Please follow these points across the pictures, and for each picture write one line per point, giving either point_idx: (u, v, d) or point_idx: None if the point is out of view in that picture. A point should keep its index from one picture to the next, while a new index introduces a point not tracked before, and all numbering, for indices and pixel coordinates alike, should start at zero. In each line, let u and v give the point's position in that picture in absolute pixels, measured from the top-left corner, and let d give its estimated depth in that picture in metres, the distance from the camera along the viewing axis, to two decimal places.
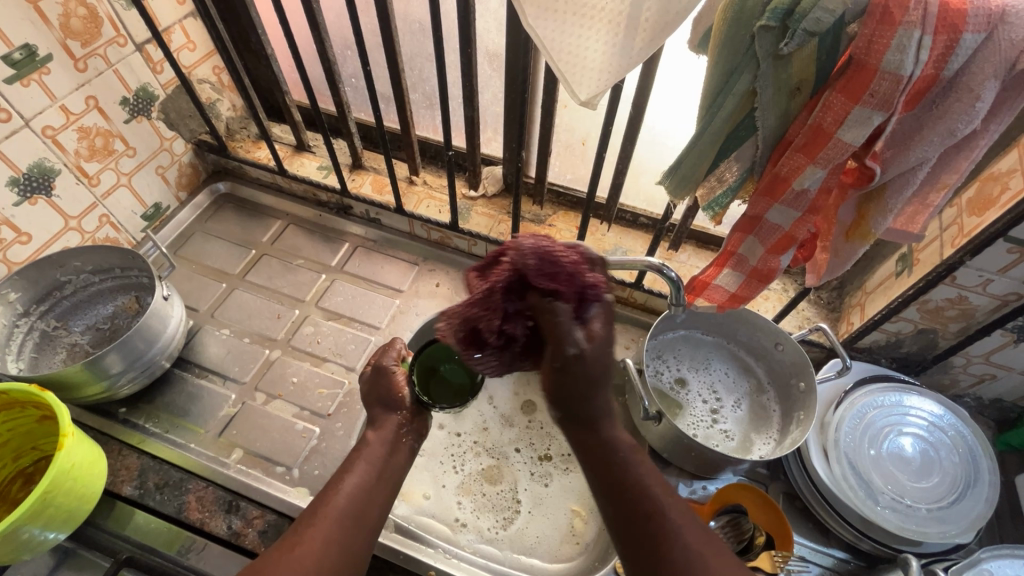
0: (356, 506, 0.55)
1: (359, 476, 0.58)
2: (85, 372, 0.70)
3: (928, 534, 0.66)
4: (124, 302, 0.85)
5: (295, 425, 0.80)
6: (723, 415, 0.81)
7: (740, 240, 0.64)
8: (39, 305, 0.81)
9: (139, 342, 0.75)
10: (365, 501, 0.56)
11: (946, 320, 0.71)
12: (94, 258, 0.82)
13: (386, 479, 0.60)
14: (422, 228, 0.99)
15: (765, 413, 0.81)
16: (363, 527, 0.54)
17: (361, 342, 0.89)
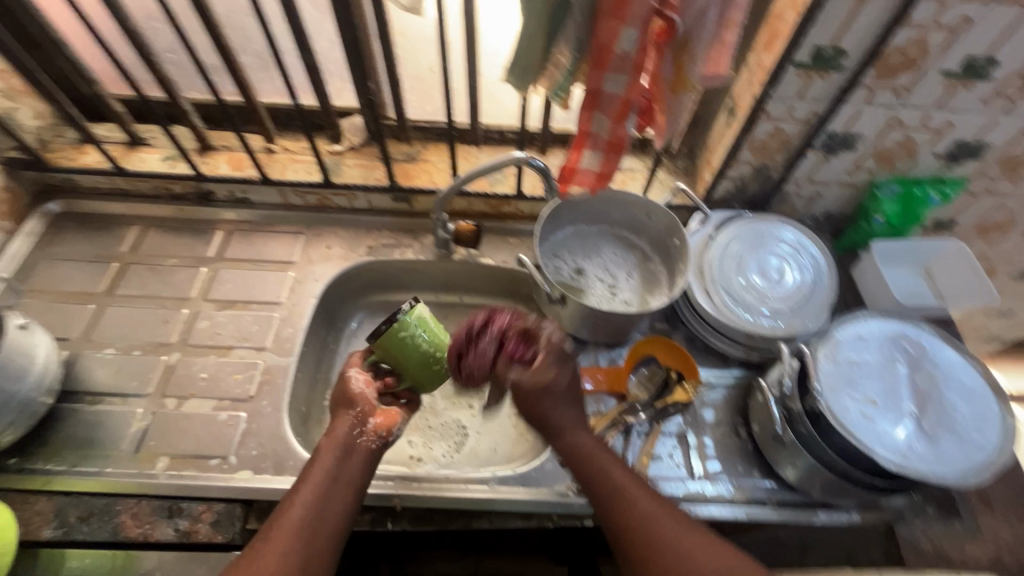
0: (311, 518, 0.57)
1: (313, 486, 0.60)
2: None
3: (796, 329, 0.78)
4: None
5: (218, 416, 0.77)
6: (621, 288, 0.89)
7: (589, 118, 0.70)
8: None
9: (4, 382, 0.67)
10: (324, 503, 0.59)
11: (772, 153, 0.83)
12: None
13: (343, 482, 0.62)
14: (295, 195, 0.96)
15: (654, 277, 0.90)
16: (320, 531, 0.57)
17: (264, 320, 0.86)
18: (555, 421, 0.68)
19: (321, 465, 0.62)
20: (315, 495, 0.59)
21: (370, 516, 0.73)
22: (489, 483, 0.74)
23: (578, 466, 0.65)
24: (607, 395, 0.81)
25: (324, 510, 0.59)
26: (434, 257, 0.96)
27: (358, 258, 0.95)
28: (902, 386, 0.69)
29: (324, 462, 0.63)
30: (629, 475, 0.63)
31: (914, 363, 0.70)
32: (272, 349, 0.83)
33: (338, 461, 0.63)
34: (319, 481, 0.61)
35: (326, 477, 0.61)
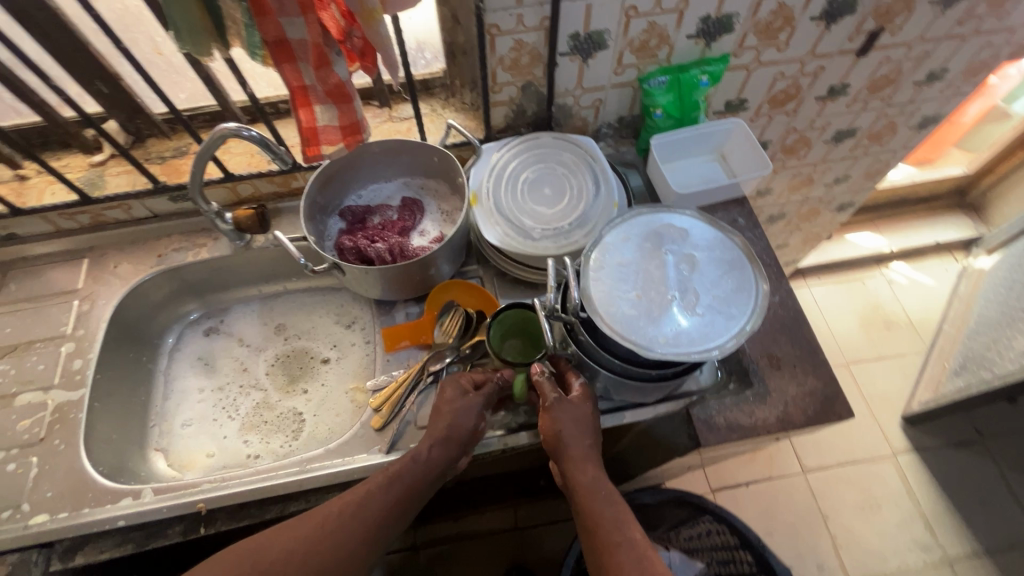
0: (370, 517, 0.59)
1: (397, 480, 0.61)
2: None
3: (577, 241, 0.77)
4: None
5: (7, 466, 0.73)
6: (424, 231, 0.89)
7: (293, 71, 0.65)
8: None
9: None
10: (388, 516, 0.60)
11: (528, 68, 0.80)
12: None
13: (414, 495, 0.62)
14: (63, 218, 0.89)
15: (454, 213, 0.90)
16: (370, 531, 0.59)
17: (51, 356, 0.82)
18: (574, 448, 0.65)
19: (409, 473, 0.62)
20: (371, 504, 0.60)
21: (181, 528, 0.70)
22: (298, 466, 0.73)
23: (570, 457, 0.64)
24: (415, 349, 0.82)
25: (362, 523, 0.58)
26: (231, 250, 0.91)
27: (149, 270, 0.90)
28: (667, 275, 0.69)
29: (403, 470, 0.62)
30: (629, 522, 0.61)
31: (680, 252, 0.71)
32: (61, 385, 0.79)
33: (425, 475, 0.63)
34: (382, 490, 0.61)
35: (393, 485, 0.61)
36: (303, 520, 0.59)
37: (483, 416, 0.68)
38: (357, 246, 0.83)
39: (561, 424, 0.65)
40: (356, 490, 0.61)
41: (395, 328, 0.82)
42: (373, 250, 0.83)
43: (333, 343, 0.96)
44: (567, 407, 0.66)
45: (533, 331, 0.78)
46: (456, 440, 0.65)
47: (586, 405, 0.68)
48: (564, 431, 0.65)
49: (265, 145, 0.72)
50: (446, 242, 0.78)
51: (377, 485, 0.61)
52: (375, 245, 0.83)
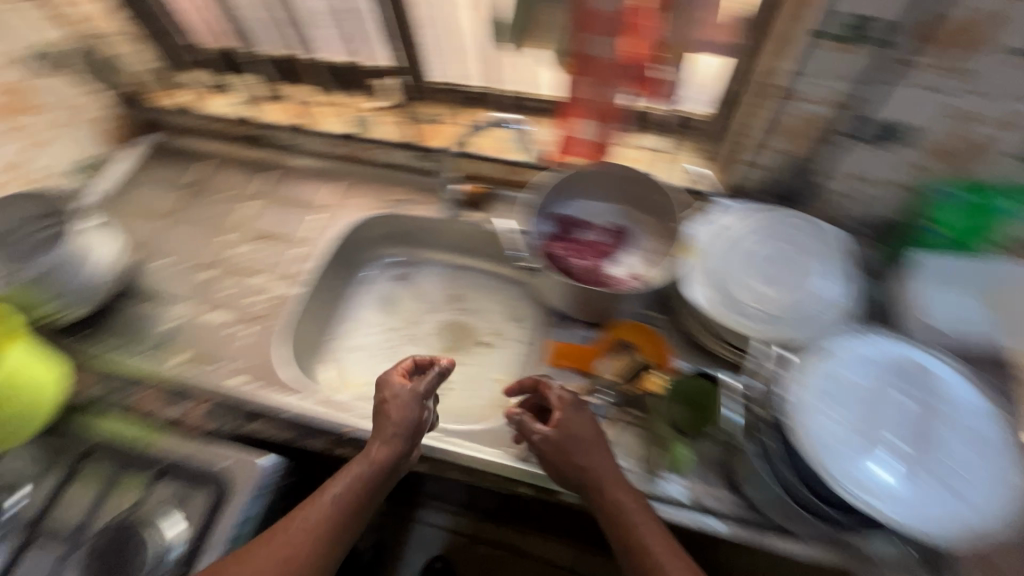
0: (334, 520, 0.61)
1: (352, 484, 0.64)
2: (26, 294, 0.79)
3: (792, 335, 0.70)
4: None
5: (232, 326, 0.89)
6: (619, 263, 0.86)
7: (580, 84, 0.75)
8: None
9: (72, 269, 0.83)
10: (348, 514, 0.62)
11: (803, 138, 0.75)
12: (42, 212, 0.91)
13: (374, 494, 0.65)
14: (334, 144, 1.04)
15: (656, 258, 0.86)
16: (332, 535, 0.60)
17: (288, 251, 0.97)
18: (585, 478, 0.63)
19: (362, 472, 0.65)
20: (331, 500, 0.62)
21: (331, 437, 0.78)
22: (435, 433, 0.77)
23: (596, 494, 0.62)
24: (576, 373, 0.81)
25: (333, 527, 0.61)
26: (445, 216, 0.99)
27: (379, 209, 1.02)
28: (888, 416, 0.61)
29: (360, 477, 0.64)
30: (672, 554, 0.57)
31: (917, 399, 0.62)
32: (286, 278, 0.94)
33: (381, 478, 0.65)
34: (343, 488, 0.63)
35: (354, 493, 0.63)
36: (271, 536, 0.59)
37: (421, 402, 0.71)
38: (563, 261, 0.84)
39: (560, 455, 0.65)
40: (315, 501, 0.62)
41: (566, 346, 0.82)
42: (573, 263, 0.84)
43: (496, 330, 1.00)
44: (557, 436, 0.65)
45: (699, 401, 0.71)
46: (408, 431, 0.68)
47: (583, 420, 0.67)
48: (568, 460, 0.64)
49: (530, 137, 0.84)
50: (648, 284, 0.76)
51: (336, 485, 0.63)
52: (577, 261, 0.84)
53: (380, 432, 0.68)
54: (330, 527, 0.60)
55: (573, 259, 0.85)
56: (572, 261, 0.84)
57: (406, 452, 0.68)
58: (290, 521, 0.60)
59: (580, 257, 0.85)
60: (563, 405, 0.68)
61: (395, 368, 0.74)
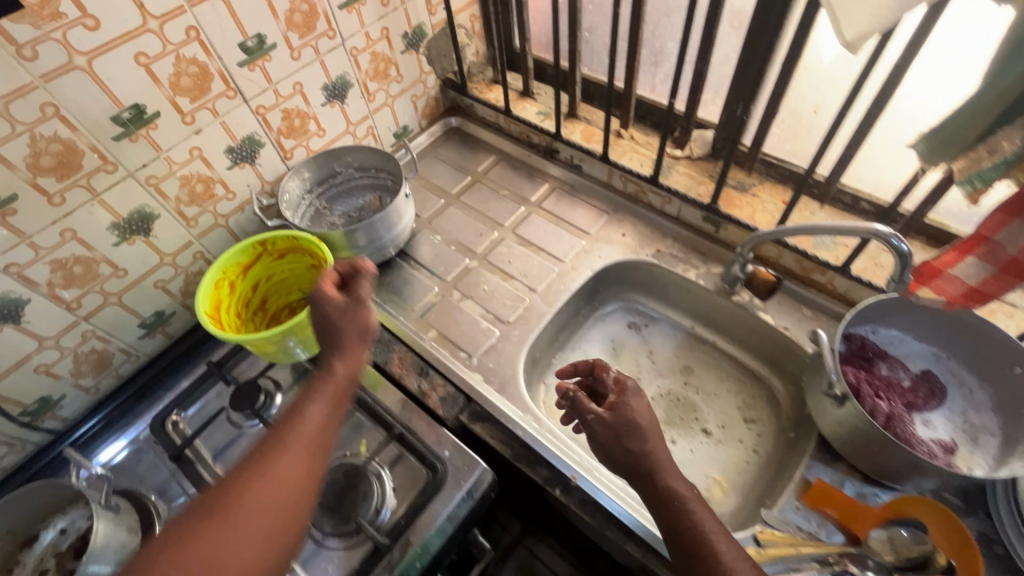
0: (308, 447, 0.58)
1: (323, 401, 0.61)
2: (343, 238, 0.90)
3: None
4: (370, 199, 1.04)
5: (480, 323, 0.92)
6: (926, 422, 0.72)
7: (1001, 222, 0.56)
8: (319, 187, 1.03)
9: (382, 228, 0.92)
10: (320, 435, 0.59)
11: None
12: (362, 162, 1.02)
13: (337, 412, 0.62)
14: (619, 178, 1.03)
15: (977, 435, 0.70)
16: (312, 462, 0.57)
17: (545, 268, 0.98)
18: (642, 464, 0.60)
19: (329, 392, 0.62)
20: (308, 425, 0.59)
21: (545, 474, 0.77)
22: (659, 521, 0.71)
23: (646, 483, 0.60)
24: (835, 526, 0.69)
25: (320, 446, 0.59)
26: (714, 288, 0.92)
27: (643, 256, 0.98)
28: None
29: (329, 402, 0.61)
30: (721, 531, 0.57)
31: None
32: (540, 295, 0.95)
33: (340, 394, 0.62)
34: (313, 408, 0.60)
35: (327, 413, 0.61)
36: (263, 466, 0.55)
37: (371, 305, 0.68)
38: (869, 393, 0.71)
39: (615, 439, 0.62)
40: (296, 430, 0.58)
41: (830, 489, 0.70)
42: (876, 404, 0.70)
43: (724, 423, 0.91)
44: (613, 420, 0.63)
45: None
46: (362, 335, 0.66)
47: (641, 410, 0.64)
48: (625, 445, 0.61)
49: (902, 261, 0.64)
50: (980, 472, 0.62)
51: (303, 406, 0.60)
52: (881, 403, 0.71)
53: (338, 343, 0.65)
54: (314, 450, 0.58)
55: (875, 399, 0.71)
56: (877, 402, 0.70)
57: (363, 354, 0.66)
58: (280, 450, 0.56)
59: (881, 399, 0.72)
60: (619, 390, 0.65)
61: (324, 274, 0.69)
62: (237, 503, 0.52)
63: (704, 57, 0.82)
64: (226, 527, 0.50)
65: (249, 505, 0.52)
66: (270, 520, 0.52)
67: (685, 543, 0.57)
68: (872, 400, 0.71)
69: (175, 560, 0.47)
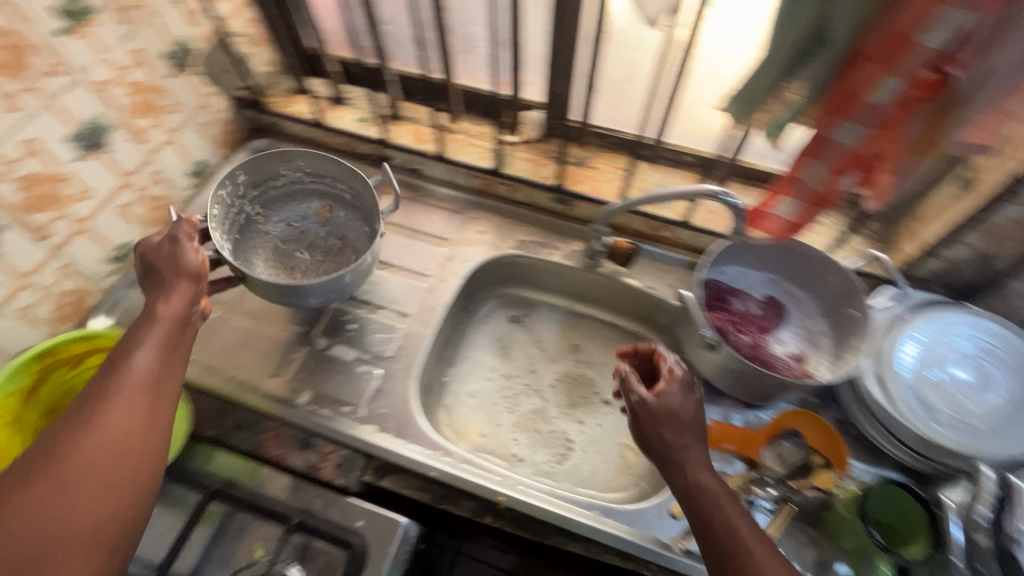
0: (149, 383, 0.55)
1: (158, 338, 0.58)
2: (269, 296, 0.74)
3: (986, 449, 0.66)
4: (317, 207, 0.88)
5: (357, 367, 0.83)
6: (777, 341, 0.83)
7: (802, 163, 0.64)
8: (254, 190, 0.85)
9: (346, 280, 0.75)
10: (159, 372, 0.57)
11: (1007, 242, 0.71)
12: (316, 168, 0.85)
13: (174, 354, 0.60)
14: (463, 175, 0.99)
15: (815, 340, 0.82)
16: (149, 398, 0.55)
17: (411, 288, 0.91)
18: (673, 452, 0.60)
19: (158, 331, 0.59)
20: (141, 364, 0.56)
21: (472, 505, 0.72)
22: (593, 510, 0.71)
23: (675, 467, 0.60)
24: (735, 457, 0.75)
25: (160, 385, 0.56)
26: (580, 265, 0.94)
27: (507, 250, 0.96)
28: None
29: (161, 342, 0.58)
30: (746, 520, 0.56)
31: None
32: (414, 318, 0.88)
33: (173, 337, 0.60)
34: (147, 350, 0.57)
35: (160, 353, 0.58)
36: (90, 415, 0.52)
37: (199, 245, 0.67)
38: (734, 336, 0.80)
39: (653, 423, 0.61)
40: (123, 374, 0.55)
41: (725, 426, 0.76)
42: (740, 342, 0.80)
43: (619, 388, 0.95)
44: (658, 405, 0.62)
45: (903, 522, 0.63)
46: (193, 277, 0.64)
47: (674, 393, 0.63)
48: (660, 432, 0.61)
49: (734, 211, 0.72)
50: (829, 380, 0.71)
51: (138, 345, 0.57)
52: (745, 342, 0.80)
53: (157, 283, 0.63)
54: (157, 386, 0.56)
55: (738, 337, 0.81)
56: (741, 341, 0.80)
57: (190, 291, 0.64)
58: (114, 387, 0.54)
59: (745, 336, 0.81)
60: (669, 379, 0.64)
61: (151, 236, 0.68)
62: (69, 442, 0.50)
63: (515, 42, 0.79)
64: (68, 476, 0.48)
65: (92, 436, 0.50)
66: (114, 458, 0.51)
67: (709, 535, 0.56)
68: (737, 338, 0.80)
69: (20, 492, 0.47)
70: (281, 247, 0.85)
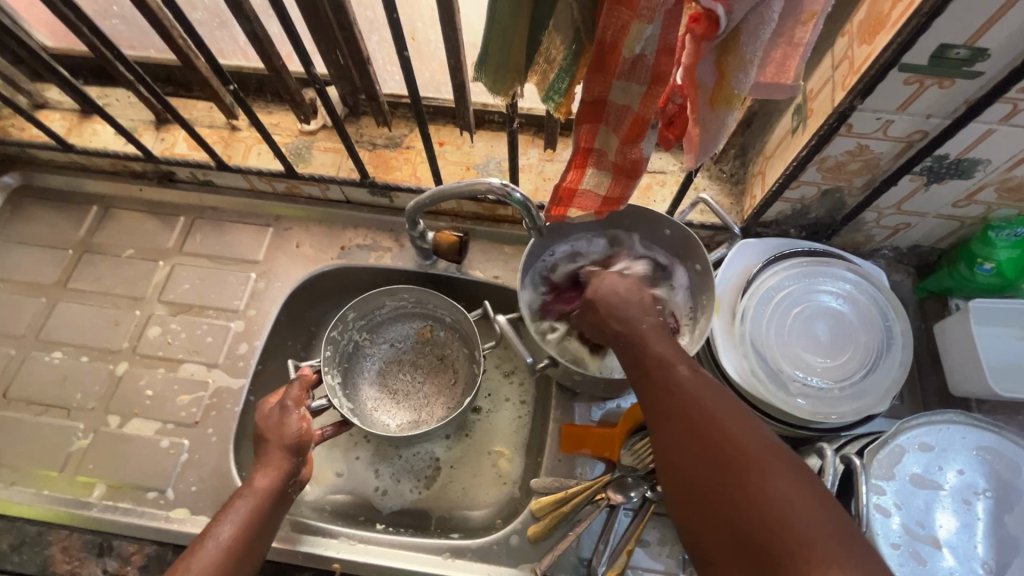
0: (220, 570, 0.50)
1: (243, 514, 0.53)
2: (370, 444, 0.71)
3: (841, 413, 0.60)
4: (420, 328, 0.82)
5: (160, 442, 0.71)
6: None
7: (591, 133, 0.51)
8: (361, 319, 0.79)
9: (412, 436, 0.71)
10: (236, 558, 0.51)
11: (849, 175, 0.62)
12: (424, 297, 0.79)
13: (262, 534, 0.54)
14: (262, 181, 0.83)
15: None
16: None
17: (219, 331, 0.78)
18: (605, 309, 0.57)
19: (246, 507, 0.54)
20: (213, 548, 0.51)
21: None
22: (444, 553, 0.65)
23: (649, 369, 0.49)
24: (594, 459, 0.70)
25: (233, 568, 0.51)
26: (414, 266, 0.81)
27: (329, 262, 0.82)
28: (947, 520, 0.52)
29: (247, 519, 0.53)
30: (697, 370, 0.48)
31: (983, 486, 0.54)
32: (224, 368, 0.75)
33: (265, 513, 0.55)
34: (225, 529, 0.52)
35: (241, 534, 0.52)
36: None
37: (305, 411, 0.61)
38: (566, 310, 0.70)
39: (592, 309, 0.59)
40: (195, 560, 0.50)
41: (578, 428, 0.70)
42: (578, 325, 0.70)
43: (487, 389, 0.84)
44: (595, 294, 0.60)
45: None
46: (291, 446, 0.58)
47: (623, 287, 0.59)
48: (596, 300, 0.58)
49: (526, 208, 0.62)
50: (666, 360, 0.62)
51: (218, 523, 0.53)
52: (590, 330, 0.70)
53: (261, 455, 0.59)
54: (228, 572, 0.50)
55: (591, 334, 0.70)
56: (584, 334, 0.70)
57: (289, 465, 0.58)
58: (185, 566, 0.49)
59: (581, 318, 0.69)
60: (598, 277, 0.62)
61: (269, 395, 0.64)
62: None
63: (246, 16, 0.62)
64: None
65: None
66: None
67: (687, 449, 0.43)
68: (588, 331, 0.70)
69: None
70: (382, 371, 0.81)
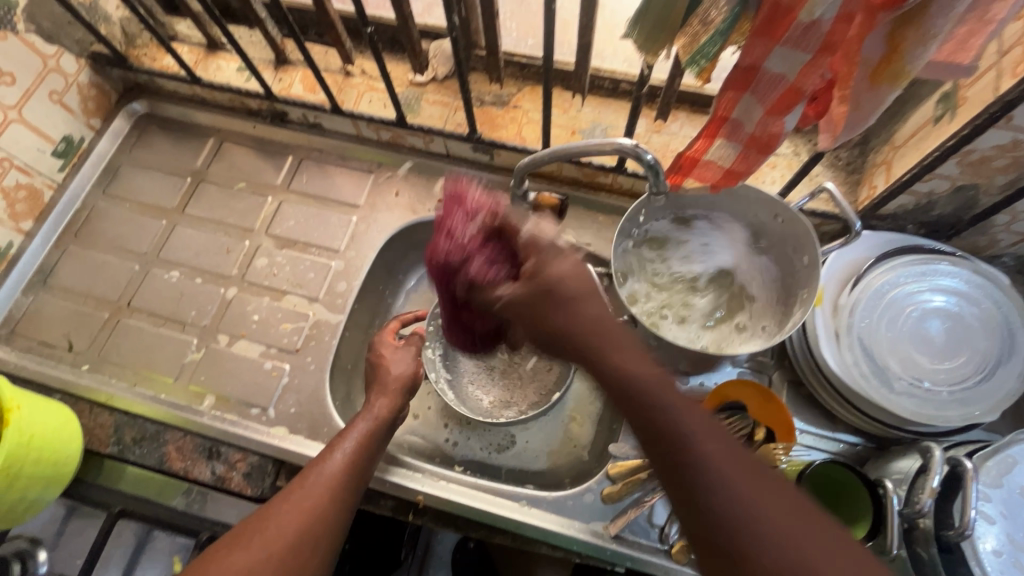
0: (347, 474, 0.55)
1: (363, 432, 0.59)
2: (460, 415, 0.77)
3: (947, 417, 0.59)
4: None
5: (264, 364, 0.76)
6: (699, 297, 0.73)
7: (734, 100, 0.51)
8: None
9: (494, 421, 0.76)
10: (357, 468, 0.56)
11: (992, 172, 0.58)
12: None
13: (374, 452, 0.59)
14: (368, 128, 0.85)
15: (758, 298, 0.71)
16: (343, 497, 0.54)
17: (320, 268, 0.82)
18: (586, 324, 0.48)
19: (364, 426, 0.60)
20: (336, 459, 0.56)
21: (392, 504, 0.69)
22: (520, 501, 0.68)
23: (654, 440, 0.43)
24: None
25: (356, 476, 0.56)
26: None
27: (426, 213, 0.84)
28: None
29: (365, 438, 0.59)
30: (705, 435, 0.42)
31: None
32: (324, 303, 0.79)
33: (378, 434, 0.60)
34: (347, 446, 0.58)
35: (362, 447, 0.58)
36: (292, 501, 0.51)
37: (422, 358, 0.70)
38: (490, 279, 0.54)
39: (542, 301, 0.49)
40: (323, 468, 0.55)
41: None
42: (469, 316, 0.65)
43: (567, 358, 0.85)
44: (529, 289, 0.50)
45: (837, 488, 0.59)
46: (405, 386, 0.66)
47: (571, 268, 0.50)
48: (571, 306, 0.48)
49: (653, 170, 0.61)
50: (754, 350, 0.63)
51: (339, 441, 0.58)
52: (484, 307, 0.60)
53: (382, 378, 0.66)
54: (351, 481, 0.55)
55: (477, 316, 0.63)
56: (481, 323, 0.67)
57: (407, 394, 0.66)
58: (315, 471, 0.55)
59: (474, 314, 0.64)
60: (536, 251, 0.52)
61: (389, 330, 0.73)
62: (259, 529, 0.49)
63: None
64: (246, 538, 0.48)
65: (287, 522, 0.50)
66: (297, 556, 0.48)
67: (728, 547, 0.39)
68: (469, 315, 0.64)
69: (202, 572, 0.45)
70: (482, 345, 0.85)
